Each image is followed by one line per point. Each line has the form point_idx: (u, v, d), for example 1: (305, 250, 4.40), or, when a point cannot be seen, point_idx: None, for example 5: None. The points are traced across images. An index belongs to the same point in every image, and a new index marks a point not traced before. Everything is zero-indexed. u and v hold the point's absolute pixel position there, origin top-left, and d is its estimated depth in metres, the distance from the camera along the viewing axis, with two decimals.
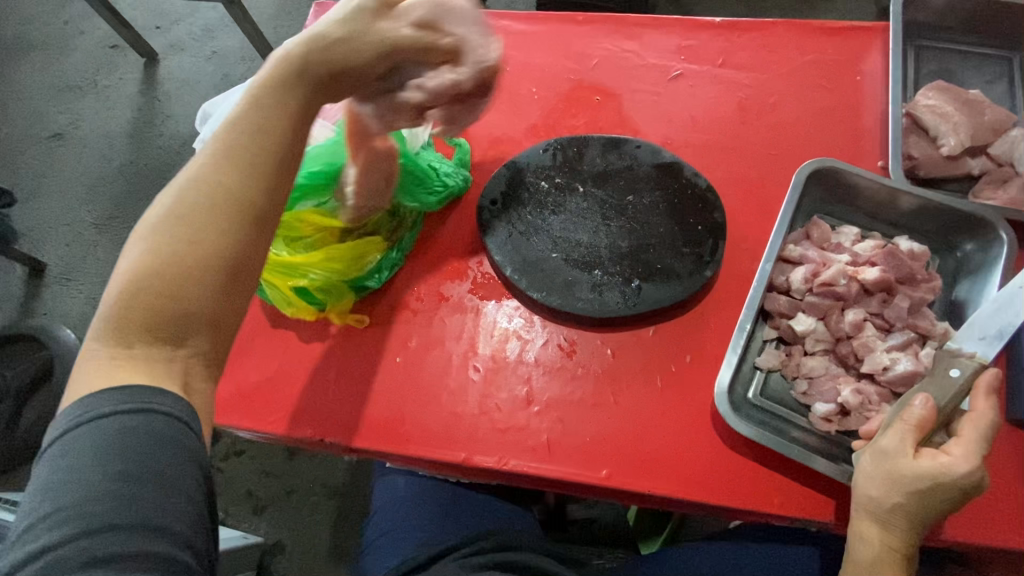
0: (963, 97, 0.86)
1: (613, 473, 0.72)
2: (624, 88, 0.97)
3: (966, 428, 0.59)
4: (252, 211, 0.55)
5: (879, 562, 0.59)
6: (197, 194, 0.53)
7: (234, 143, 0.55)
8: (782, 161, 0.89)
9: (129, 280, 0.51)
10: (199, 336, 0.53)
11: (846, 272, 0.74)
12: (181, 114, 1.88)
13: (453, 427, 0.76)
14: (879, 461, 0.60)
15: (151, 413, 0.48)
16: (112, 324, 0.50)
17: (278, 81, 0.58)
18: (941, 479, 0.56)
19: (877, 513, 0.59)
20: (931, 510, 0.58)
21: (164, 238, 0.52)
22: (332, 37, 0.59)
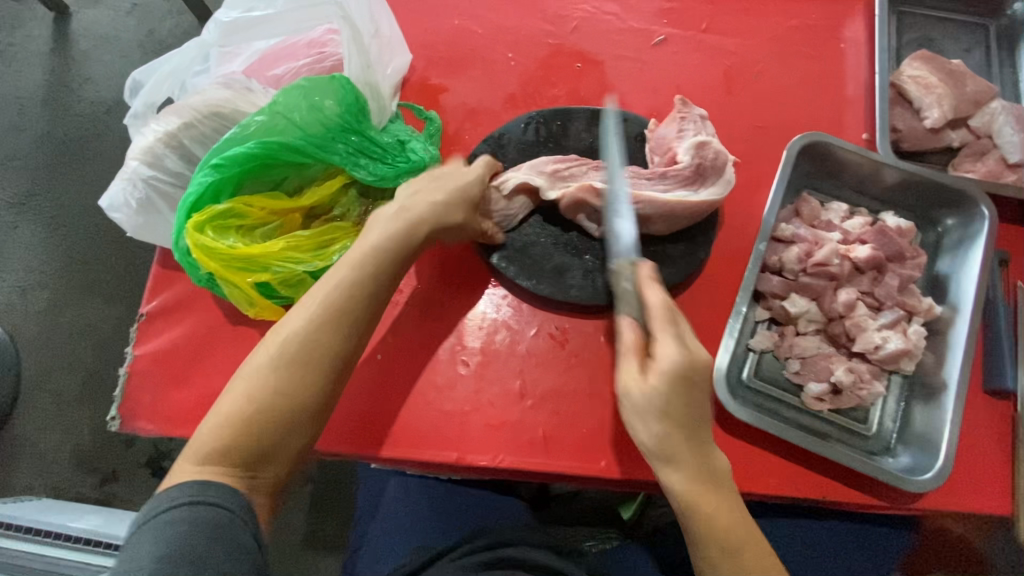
0: (947, 67, 0.84)
1: (611, 463, 0.71)
2: (606, 54, 0.91)
3: (658, 323, 0.61)
4: (336, 357, 0.60)
5: (688, 496, 0.61)
6: (299, 353, 0.59)
7: (336, 304, 0.61)
8: (769, 134, 0.87)
9: (231, 413, 0.57)
10: (268, 467, 0.58)
11: (838, 251, 0.72)
12: (102, 77, 1.67)
13: (443, 427, 0.72)
14: (631, 408, 0.62)
15: (198, 504, 0.53)
16: (201, 448, 0.56)
17: (393, 247, 0.65)
18: (660, 380, 0.60)
19: (657, 452, 0.62)
20: (697, 413, 0.62)
21: (266, 378, 0.58)
22: (448, 221, 0.68)
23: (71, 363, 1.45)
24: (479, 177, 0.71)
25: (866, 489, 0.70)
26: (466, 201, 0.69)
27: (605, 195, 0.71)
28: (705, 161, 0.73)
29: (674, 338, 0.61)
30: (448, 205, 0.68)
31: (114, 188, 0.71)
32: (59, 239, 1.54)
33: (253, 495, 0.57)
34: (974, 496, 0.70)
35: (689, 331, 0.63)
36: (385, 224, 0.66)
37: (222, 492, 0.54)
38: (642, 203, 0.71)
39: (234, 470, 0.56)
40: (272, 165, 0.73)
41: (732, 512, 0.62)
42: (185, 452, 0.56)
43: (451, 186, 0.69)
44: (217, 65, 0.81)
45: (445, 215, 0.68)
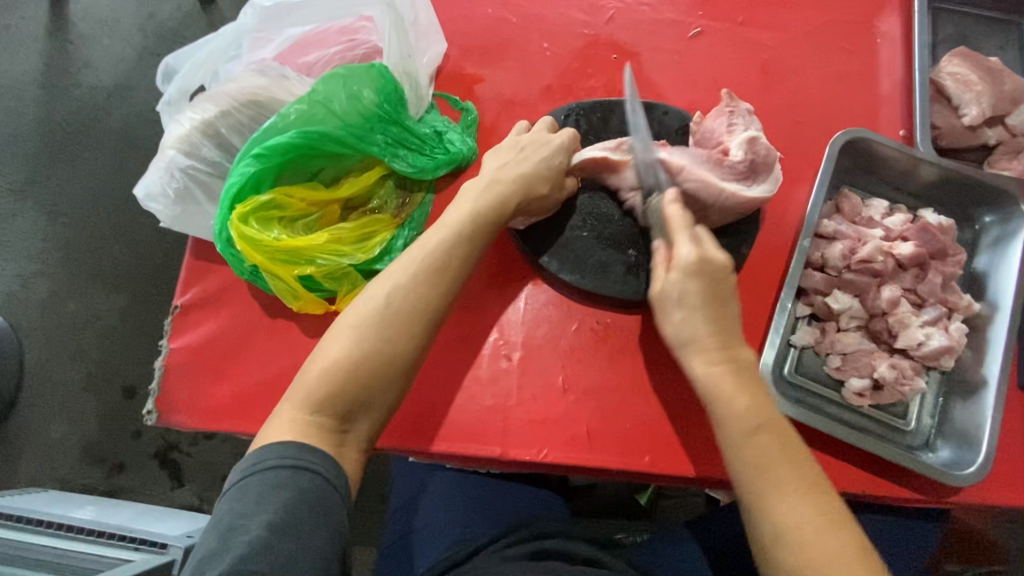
0: (986, 64, 0.85)
1: (656, 459, 0.71)
2: (642, 46, 0.90)
3: (676, 223, 0.66)
4: (433, 317, 0.61)
5: (712, 381, 0.62)
6: (405, 307, 0.60)
7: (435, 262, 0.62)
8: (806, 129, 0.87)
9: (332, 360, 0.57)
10: (361, 420, 0.57)
11: (882, 248, 0.73)
12: (103, 61, 1.62)
13: (487, 421, 0.71)
14: (659, 302, 0.66)
15: (304, 471, 0.51)
16: (304, 392, 0.55)
17: (489, 208, 0.67)
18: (681, 266, 0.64)
19: (686, 339, 0.64)
20: (721, 306, 0.64)
21: (367, 331, 0.58)
22: (536, 191, 0.69)
23: (77, 353, 1.43)
24: (561, 148, 0.72)
25: (905, 484, 0.71)
26: (554, 167, 0.70)
27: (664, 165, 0.71)
28: (757, 156, 0.72)
29: (689, 230, 0.66)
30: (538, 171, 0.70)
31: (151, 177, 0.70)
32: (64, 228, 1.51)
33: (346, 449, 0.56)
34: (1011, 492, 0.71)
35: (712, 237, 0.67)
36: (478, 193, 0.68)
37: (324, 457, 0.53)
38: (699, 179, 0.70)
39: (334, 418, 0.55)
40: (313, 156, 0.72)
41: (762, 407, 0.60)
42: (289, 400, 0.56)
43: (538, 158, 0.70)
44: (250, 51, 0.79)
45: (534, 178, 0.69)
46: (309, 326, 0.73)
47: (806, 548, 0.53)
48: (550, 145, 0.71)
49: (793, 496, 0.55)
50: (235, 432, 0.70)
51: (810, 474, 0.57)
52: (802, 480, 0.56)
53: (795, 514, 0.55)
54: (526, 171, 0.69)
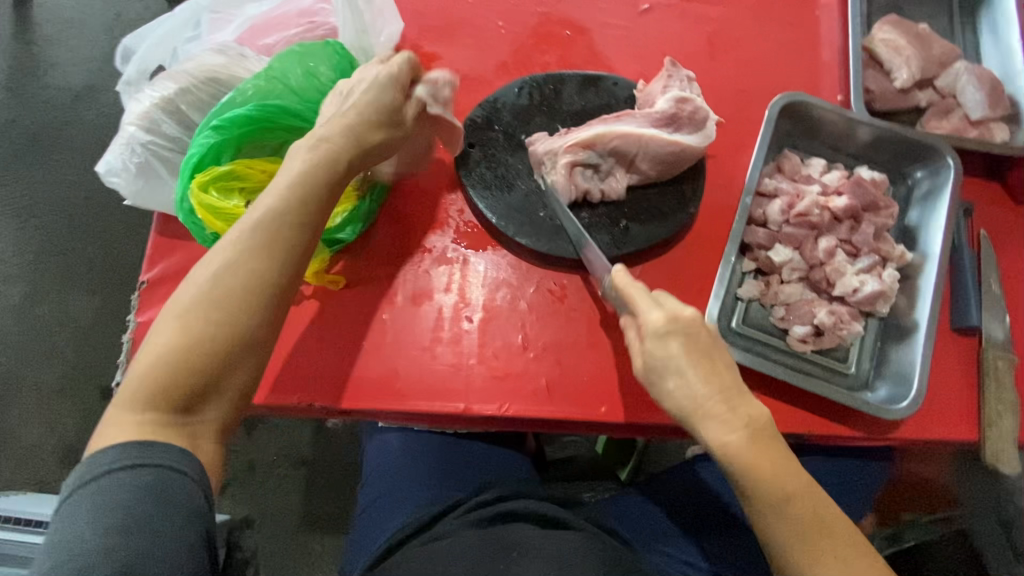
0: (914, 31, 0.90)
1: (611, 409, 0.74)
2: (593, 22, 0.93)
3: (633, 289, 0.67)
4: (274, 286, 0.60)
5: (732, 452, 0.63)
6: (240, 289, 0.58)
7: (257, 235, 0.60)
8: (751, 98, 0.91)
9: (163, 354, 0.55)
10: (211, 405, 0.57)
11: (818, 202, 0.77)
12: (68, 63, 1.61)
13: (450, 379, 0.74)
14: (655, 375, 0.65)
15: (142, 468, 0.51)
16: (129, 393, 0.54)
17: (317, 171, 0.65)
18: (655, 336, 0.64)
19: (695, 403, 0.64)
20: (710, 358, 0.65)
21: (199, 313, 0.56)
22: (370, 141, 0.69)
23: (52, 354, 1.43)
24: (382, 86, 0.70)
25: (847, 423, 0.75)
26: (385, 116, 0.70)
27: (582, 145, 0.77)
28: (683, 113, 0.77)
29: (647, 295, 0.66)
30: (368, 120, 0.69)
31: (112, 153, 0.71)
32: (33, 230, 1.50)
33: (199, 438, 0.56)
34: (944, 423, 0.76)
35: (669, 294, 0.68)
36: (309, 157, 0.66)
37: (167, 449, 0.53)
38: (620, 135, 0.76)
39: (172, 410, 0.54)
40: (272, 129, 0.74)
41: (773, 457, 0.63)
42: (118, 404, 0.54)
43: (362, 103, 0.69)
44: (208, 32, 0.81)
45: (364, 126, 0.68)
46: None
47: (816, 560, 0.62)
48: (378, 88, 0.70)
49: (828, 553, 0.62)
50: None
51: (809, 489, 0.64)
52: (805, 496, 0.63)
53: (810, 546, 0.62)
54: (351, 121, 0.68)
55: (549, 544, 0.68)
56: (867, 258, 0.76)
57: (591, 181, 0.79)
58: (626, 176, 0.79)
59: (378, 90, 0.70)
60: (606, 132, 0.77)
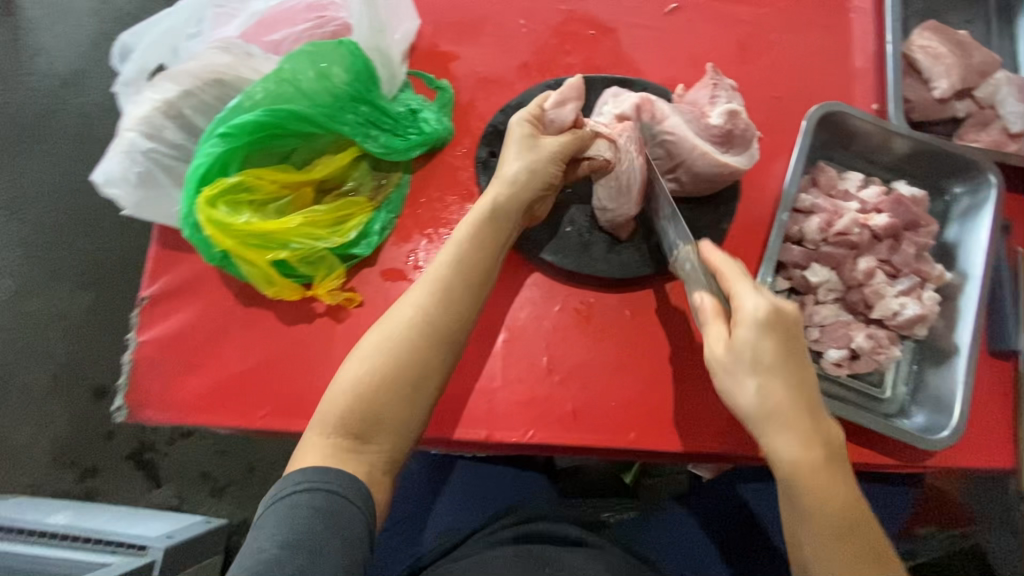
0: (956, 38, 0.86)
1: (641, 436, 0.71)
2: (619, 21, 0.88)
3: (733, 279, 0.61)
4: (448, 338, 0.61)
5: (798, 473, 0.57)
6: (419, 333, 0.60)
7: (442, 284, 0.62)
8: (783, 105, 0.87)
9: (352, 389, 0.57)
10: (383, 441, 0.57)
11: (858, 220, 0.74)
12: (55, 47, 1.53)
13: (472, 404, 0.70)
14: (728, 368, 0.59)
15: (320, 491, 0.52)
16: (324, 419, 0.57)
17: (489, 225, 0.66)
18: (749, 329, 0.58)
19: (766, 405, 0.57)
20: (798, 367, 0.59)
21: (387, 353, 0.59)
22: (510, 177, 0.67)
23: (41, 351, 1.37)
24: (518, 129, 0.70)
25: (884, 451, 0.72)
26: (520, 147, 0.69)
27: (649, 112, 0.71)
28: (737, 129, 0.71)
29: (755, 290, 0.59)
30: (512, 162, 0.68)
31: (109, 161, 0.66)
32: (20, 224, 1.43)
33: (367, 468, 0.56)
34: (980, 451, 0.73)
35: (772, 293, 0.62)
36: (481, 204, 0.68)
37: (341, 476, 0.53)
38: (674, 135, 0.70)
39: (349, 439, 0.56)
40: (281, 135, 0.69)
41: (837, 478, 0.57)
42: (310, 427, 0.57)
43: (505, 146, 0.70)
44: (212, 28, 0.76)
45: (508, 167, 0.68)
46: (285, 313, 0.71)
47: None
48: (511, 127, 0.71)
49: None
50: (211, 426, 0.68)
51: (865, 519, 0.58)
52: (859, 524, 0.57)
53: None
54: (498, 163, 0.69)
55: (594, 568, 0.65)
56: (907, 280, 0.74)
57: None
58: (657, 178, 0.74)
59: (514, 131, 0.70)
60: (671, 122, 0.70)
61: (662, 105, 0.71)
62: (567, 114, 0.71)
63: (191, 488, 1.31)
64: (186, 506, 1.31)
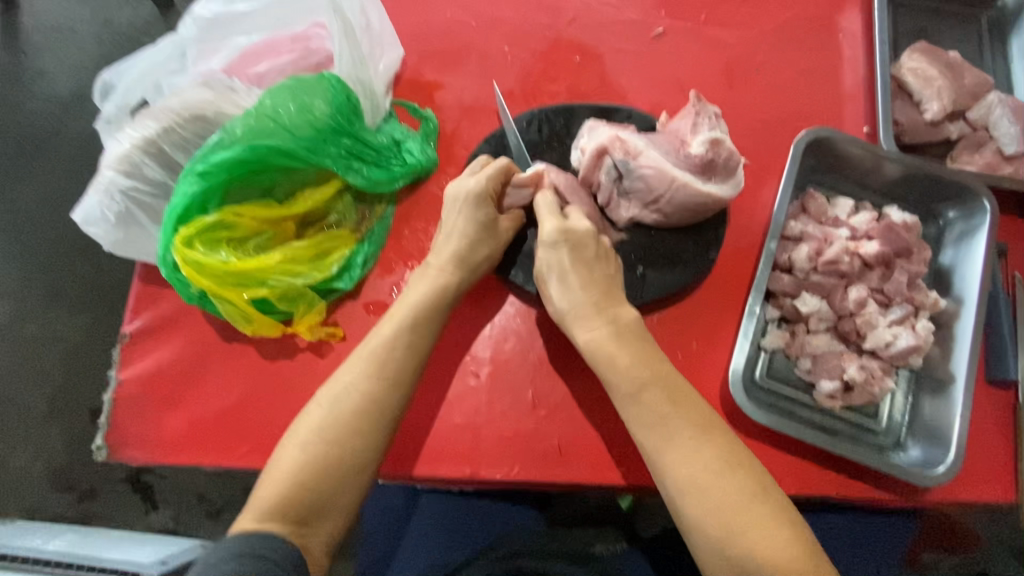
0: (945, 60, 0.85)
1: (630, 471, 0.69)
2: (605, 47, 0.88)
3: (540, 201, 0.70)
4: (391, 416, 0.60)
5: (596, 353, 0.64)
6: (362, 418, 0.58)
7: (379, 360, 0.61)
8: (772, 129, 0.86)
9: (291, 475, 0.55)
10: (324, 522, 0.55)
11: (848, 248, 0.72)
12: (56, 71, 1.55)
13: (456, 440, 0.69)
14: (542, 281, 0.69)
15: (261, 559, 0.48)
16: (259, 503, 0.53)
17: (429, 300, 0.65)
18: (545, 243, 0.68)
19: (566, 305, 0.67)
20: (591, 268, 0.67)
21: (325, 435, 0.57)
22: (479, 259, 0.68)
23: (38, 375, 1.37)
24: (482, 202, 0.68)
25: (879, 484, 0.70)
26: (485, 231, 0.69)
27: (625, 145, 0.71)
28: (719, 158, 0.70)
29: (550, 211, 0.69)
30: (476, 242, 0.68)
31: (89, 200, 0.66)
32: (19, 248, 1.44)
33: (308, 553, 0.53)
34: (980, 483, 0.71)
35: (578, 210, 0.70)
36: (422, 282, 0.67)
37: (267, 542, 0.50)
38: (654, 164, 0.69)
39: (292, 523, 0.53)
40: (262, 170, 0.69)
41: (637, 351, 0.63)
42: (245, 512, 0.54)
43: (464, 223, 0.68)
44: (195, 64, 0.75)
45: (479, 250, 0.68)
46: (267, 348, 0.71)
47: (665, 447, 0.58)
48: (474, 198, 0.68)
49: (686, 447, 0.58)
50: (192, 464, 0.68)
51: (674, 380, 0.62)
52: (665, 387, 0.61)
53: (665, 434, 0.59)
54: (458, 243, 0.68)
55: None
56: (899, 308, 0.72)
57: (608, 183, 0.72)
58: (640, 210, 0.73)
59: (479, 207, 0.68)
60: (648, 153, 0.70)
61: (635, 137, 0.71)
62: (525, 197, 0.72)
63: (187, 511, 1.30)
64: (182, 529, 1.29)
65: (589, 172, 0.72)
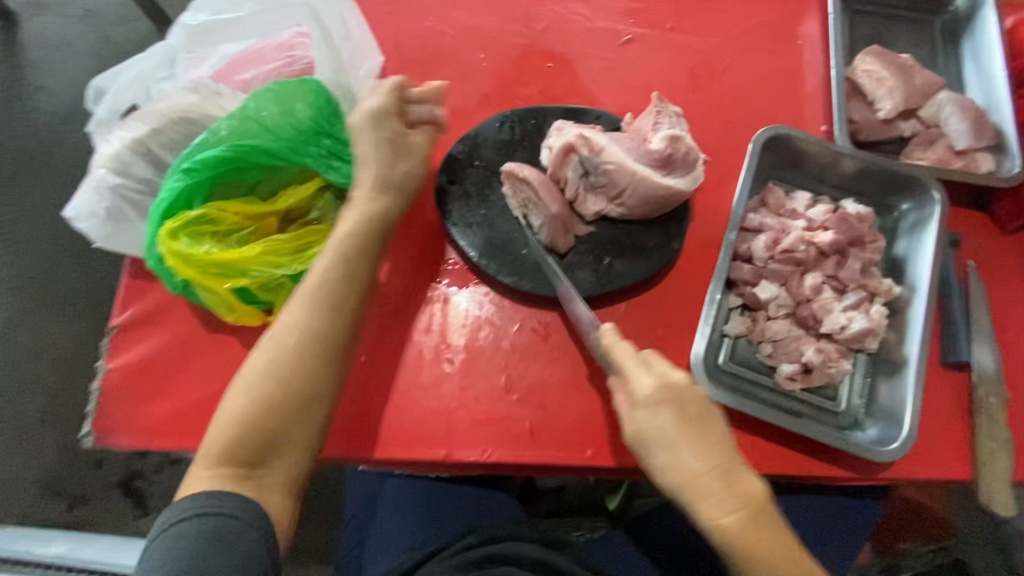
0: (896, 62, 0.89)
1: (598, 452, 0.72)
2: (576, 54, 0.92)
3: (620, 355, 0.66)
4: (331, 351, 0.63)
5: (730, 537, 0.60)
6: (303, 349, 0.62)
7: (320, 293, 0.64)
8: (735, 129, 0.90)
9: (239, 417, 0.59)
10: (278, 460, 0.59)
11: (803, 237, 0.76)
12: (54, 84, 1.60)
13: (431, 424, 0.72)
14: (645, 448, 0.63)
15: (210, 515, 0.55)
16: (211, 449, 0.58)
17: (360, 237, 0.68)
18: (644, 407, 0.63)
19: (685, 478, 0.62)
20: (702, 432, 0.63)
21: (267, 374, 0.60)
22: (410, 175, 0.73)
23: (32, 381, 1.39)
24: (382, 125, 0.72)
25: (839, 463, 0.73)
26: (392, 151, 0.72)
27: (590, 142, 0.75)
28: (677, 153, 0.75)
29: (643, 368, 0.65)
30: (388, 163, 0.72)
31: (81, 197, 0.70)
32: (16, 256, 1.47)
33: (263, 491, 0.58)
34: (937, 461, 0.74)
35: (659, 356, 0.67)
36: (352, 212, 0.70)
37: (226, 498, 0.56)
38: (617, 160, 0.74)
39: (244, 467, 0.58)
40: (246, 168, 0.72)
41: (765, 532, 0.61)
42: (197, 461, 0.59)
43: (371, 146, 0.71)
44: (183, 70, 0.79)
45: (396, 172, 0.72)
46: (250, 338, 0.74)
47: None
48: (377, 121, 0.72)
49: None
50: (176, 450, 0.70)
51: (799, 556, 0.61)
52: (791, 553, 0.61)
53: None
54: (375, 166, 0.71)
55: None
56: (855, 294, 0.76)
57: (575, 178, 0.77)
58: (606, 204, 0.77)
59: (382, 127, 0.72)
60: (611, 150, 0.75)
61: (599, 135, 0.76)
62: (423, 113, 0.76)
63: None
64: None
65: (557, 167, 0.77)
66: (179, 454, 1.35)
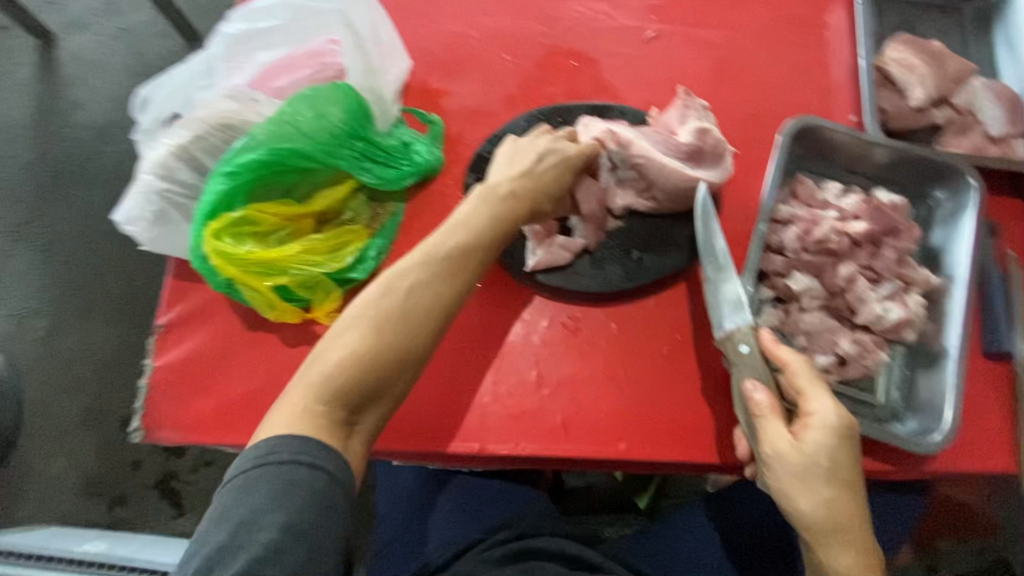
0: (927, 49, 0.89)
1: (630, 445, 0.72)
2: (599, 52, 0.93)
3: (804, 380, 0.64)
4: (444, 319, 0.64)
5: None
6: (424, 317, 0.62)
7: (443, 260, 0.65)
8: (762, 122, 0.90)
9: (350, 361, 0.59)
10: (368, 415, 0.60)
11: (836, 228, 0.75)
12: (91, 101, 1.66)
13: (465, 418, 0.73)
14: (800, 478, 0.61)
15: (314, 468, 0.53)
16: (320, 380, 0.58)
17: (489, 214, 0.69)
18: (823, 440, 0.61)
19: (833, 521, 0.61)
20: (857, 481, 0.62)
21: (389, 324, 0.61)
22: (539, 205, 0.72)
23: (74, 385, 1.44)
24: (569, 166, 0.74)
25: (880, 457, 0.72)
26: (555, 186, 0.73)
27: (618, 137, 0.76)
28: (706, 145, 0.75)
29: (830, 399, 0.63)
30: (546, 185, 0.72)
31: (129, 202, 0.73)
32: (58, 265, 1.53)
33: (352, 440, 0.58)
34: (979, 453, 0.73)
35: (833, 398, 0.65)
36: (484, 197, 0.70)
37: (326, 446, 0.55)
38: (647, 153, 0.74)
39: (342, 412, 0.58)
40: (282, 171, 0.74)
41: None
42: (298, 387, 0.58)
43: (549, 171, 0.72)
44: (221, 78, 0.83)
45: (542, 193, 0.72)
46: (287, 336, 0.76)
47: None
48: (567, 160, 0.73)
49: None
50: (219, 445, 0.73)
51: None
52: None
53: None
54: (535, 183, 0.72)
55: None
56: (889, 285, 0.75)
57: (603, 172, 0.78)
58: (634, 198, 0.78)
59: (564, 166, 0.73)
60: (640, 143, 0.75)
61: (627, 129, 0.77)
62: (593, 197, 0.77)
63: None
64: None
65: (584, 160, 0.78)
66: (214, 455, 1.39)
